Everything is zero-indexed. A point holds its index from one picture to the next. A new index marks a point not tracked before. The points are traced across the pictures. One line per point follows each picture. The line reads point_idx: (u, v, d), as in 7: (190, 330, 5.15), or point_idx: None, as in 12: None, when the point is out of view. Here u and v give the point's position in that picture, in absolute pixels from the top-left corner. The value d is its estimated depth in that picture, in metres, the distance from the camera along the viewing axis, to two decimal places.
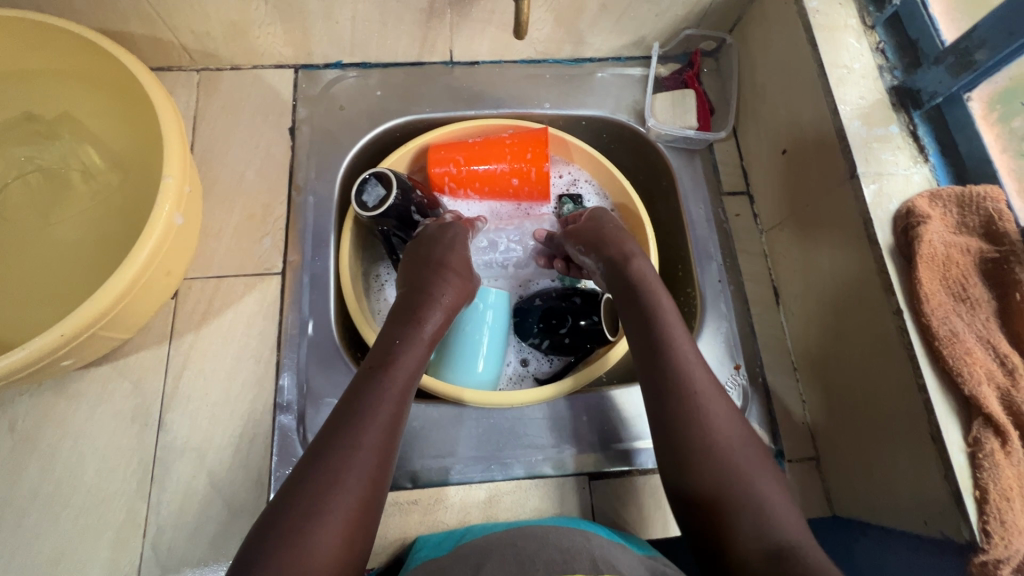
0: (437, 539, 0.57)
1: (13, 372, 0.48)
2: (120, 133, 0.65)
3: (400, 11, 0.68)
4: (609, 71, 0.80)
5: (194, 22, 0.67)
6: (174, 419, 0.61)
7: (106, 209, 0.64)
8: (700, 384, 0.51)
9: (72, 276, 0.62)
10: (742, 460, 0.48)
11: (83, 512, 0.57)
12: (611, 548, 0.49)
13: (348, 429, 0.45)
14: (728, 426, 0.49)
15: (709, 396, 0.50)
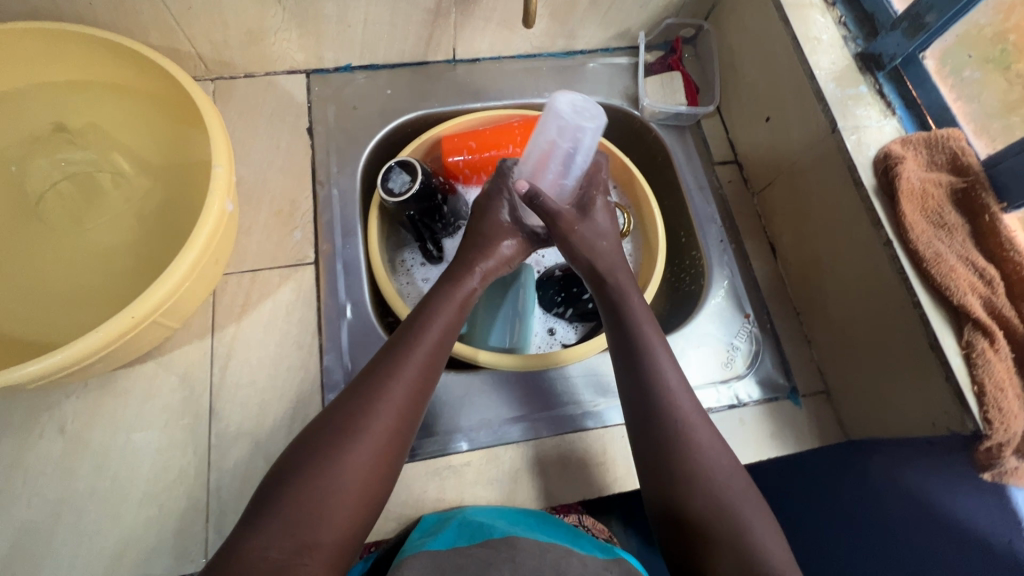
0: (430, 526, 0.57)
1: (83, 358, 0.49)
2: (152, 139, 0.67)
3: (409, 12, 0.74)
4: (599, 61, 0.88)
5: (212, 31, 0.70)
6: (225, 406, 0.62)
7: (138, 212, 0.66)
8: (694, 425, 0.54)
9: (112, 275, 0.63)
10: (723, 490, 0.51)
11: (143, 503, 0.58)
12: (606, 569, 0.53)
13: (343, 425, 0.50)
14: (721, 461, 0.53)
15: (697, 424, 0.55)
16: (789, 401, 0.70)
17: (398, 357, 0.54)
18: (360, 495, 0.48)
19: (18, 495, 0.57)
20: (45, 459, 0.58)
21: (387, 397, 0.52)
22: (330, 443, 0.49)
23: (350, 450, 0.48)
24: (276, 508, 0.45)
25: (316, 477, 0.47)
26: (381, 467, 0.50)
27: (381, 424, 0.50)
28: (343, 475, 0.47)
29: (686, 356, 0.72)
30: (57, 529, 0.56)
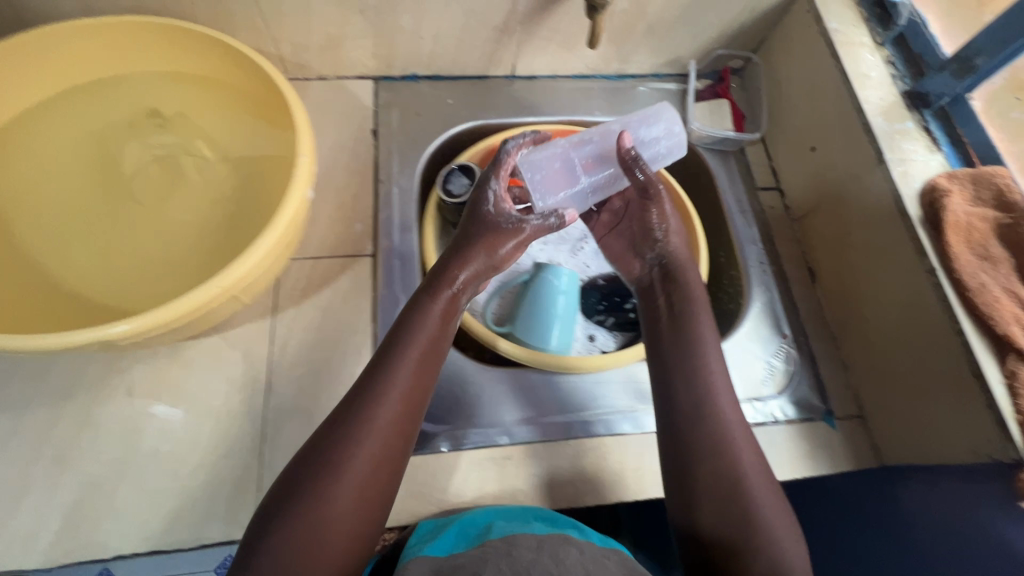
0: (436, 523, 0.58)
1: (168, 324, 0.53)
2: (235, 131, 0.72)
3: (478, 28, 0.79)
4: (649, 86, 0.92)
5: (295, 35, 0.76)
6: (282, 383, 0.65)
7: (215, 196, 0.70)
8: (739, 438, 0.56)
9: (188, 252, 0.67)
10: (761, 511, 0.53)
11: (200, 469, 0.60)
12: (603, 561, 0.52)
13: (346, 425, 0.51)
14: (758, 482, 0.55)
15: (740, 441, 0.57)
16: (824, 423, 0.71)
17: (394, 357, 0.55)
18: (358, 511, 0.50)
19: (85, 450, 0.60)
20: (113, 419, 0.61)
21: (372, 414, 0.52)
22: (321, 461, 0.50)
23: (335, 471, 0.49)
24: (279, 529, 0.47)
25: (320, 477, 0.49)
26: (378, 485, 0.51)
27: (366, 440, 0.51)
28: (338, 491, 0.49)
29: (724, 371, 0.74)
30: (119, 486, 0.59)
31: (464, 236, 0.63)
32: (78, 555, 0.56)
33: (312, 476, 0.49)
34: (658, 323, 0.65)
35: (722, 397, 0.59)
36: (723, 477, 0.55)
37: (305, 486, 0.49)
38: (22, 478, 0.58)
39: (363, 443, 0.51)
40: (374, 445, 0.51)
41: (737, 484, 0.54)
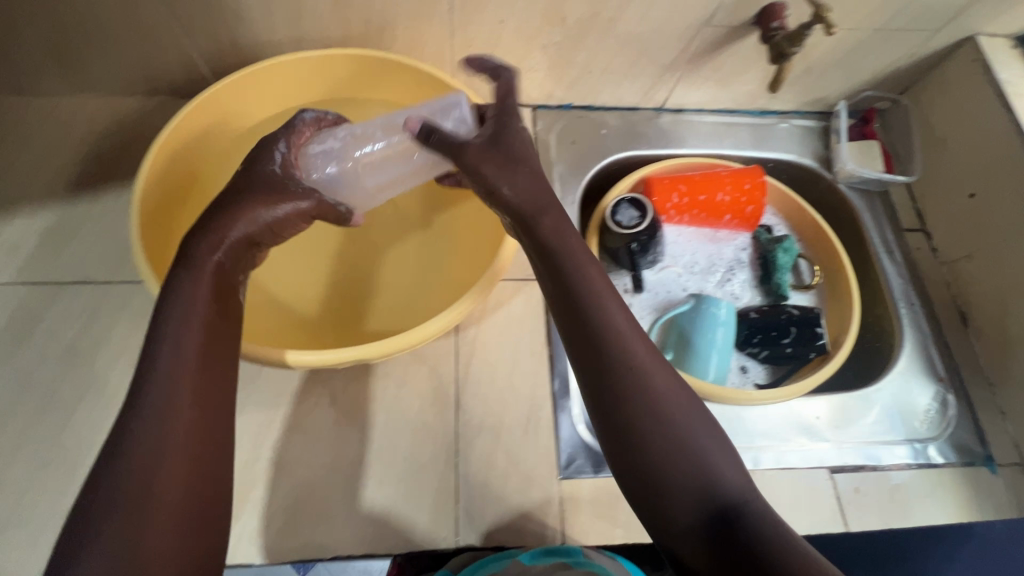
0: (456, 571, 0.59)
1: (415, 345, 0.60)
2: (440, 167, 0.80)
3: (646, 66, 0.82)
4: (791, 122, 0.94)
5: (476, 66, 0.80)
6: (470, 400, 0.69)
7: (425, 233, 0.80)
8: (651, 367, 0.48)
9: (393, 284, 0.79)
10: (694, 450, 0.45)
11: (402, 478, 0.65)
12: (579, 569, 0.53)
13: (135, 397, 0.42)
14: (711, 443, 0.46)
15: (647, 368, 0.48)
16: (985, 468, 0.72)
17: (178, 323, 0.46)
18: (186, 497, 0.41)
19: (299, 455, 0.65)
20: (320, 426, 0.66)
21: (138, 390, 0.43)
22: (135, 435, 0.41)
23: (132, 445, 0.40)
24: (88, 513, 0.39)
25: (138, 460, 0.40)
26: (195, 485, 0.42)
27: (153, 425, 0.41)
28: (154, 474, 0.40)
29: (882, 411, 0.75)
30: (331, 490, 0.63)
31: (235, 190, 0.56)
32: (303, 550, 0.61)
33: (123, 458, 0.40)
34: (543, 287, 0.54)
35: (621, 325, 0.50)
36: (653, 446, 0.46)
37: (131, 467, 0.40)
38: (245, 478, 0.63)
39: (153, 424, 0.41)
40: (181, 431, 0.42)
41: (683, 438, 0.46)
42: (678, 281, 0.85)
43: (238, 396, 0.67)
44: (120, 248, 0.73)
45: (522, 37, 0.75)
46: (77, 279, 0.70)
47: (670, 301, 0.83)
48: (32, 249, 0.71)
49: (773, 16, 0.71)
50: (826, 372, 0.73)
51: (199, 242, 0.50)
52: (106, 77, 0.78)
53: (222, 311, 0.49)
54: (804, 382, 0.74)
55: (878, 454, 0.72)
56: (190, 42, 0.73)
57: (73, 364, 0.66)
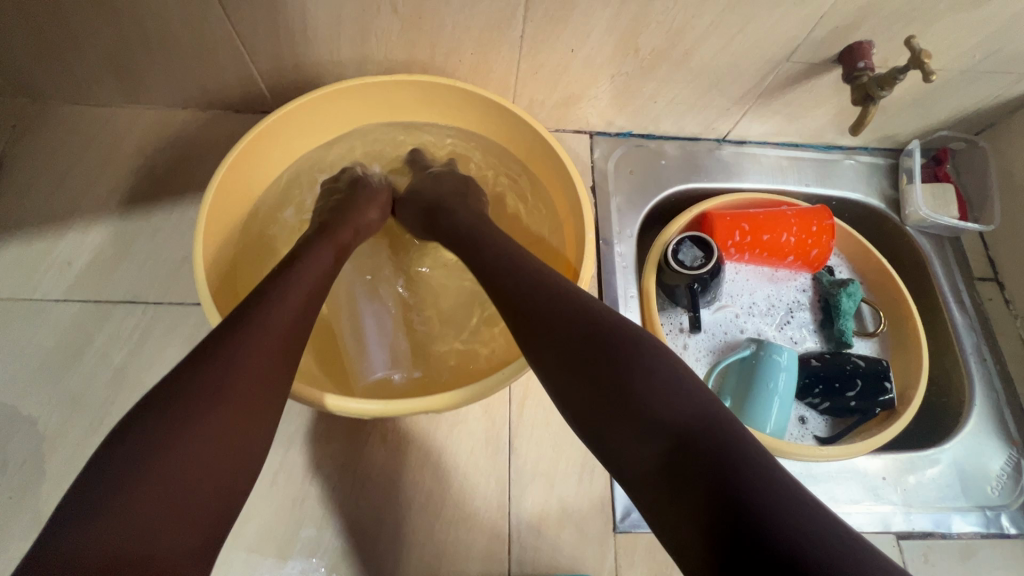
0: None
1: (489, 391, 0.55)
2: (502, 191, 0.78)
3: (714, 98, 0.79)
4: (858, 159, 0.90)
5: (538, 93, 0.78)
6: (523, 444, 0.67)
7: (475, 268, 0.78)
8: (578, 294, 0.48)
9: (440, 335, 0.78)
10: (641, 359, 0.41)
11: (453, 524, 0.63)
12: None
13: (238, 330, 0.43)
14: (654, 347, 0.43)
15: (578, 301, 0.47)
16: None
17: (286, 280, 0.49)
18: (202, 482, 0.36)
19: (348, 495, 0.63)
20: (370, 464, 0.64)
21: (234, 323, 0.43)
22: (217, 363, 0.40)
23: (180, 420, 0.37)
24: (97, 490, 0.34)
25: (225, 384, 0.39)
26: (254, 420, 0.40)
27: (242, 354, 0.41)
28: (235, 396, 0.39)
29: (952, 474, 0.71)
30: (382, 532, 0.62)
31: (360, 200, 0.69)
32: None
33: (208, 380, 0.39)
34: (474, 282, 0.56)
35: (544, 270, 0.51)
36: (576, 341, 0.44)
37: (210, 386, 0.39)
38: (294, 516, 0.62)
39: (244, 356, 0.41)
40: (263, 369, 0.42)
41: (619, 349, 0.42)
42: (736, 324, 0.82)
43: (286, 430, 0.65)
44: (171, 267, 0.71)
45: (591, 66, 0.73)
46: (127, 298, 0.69)
47: (727, 345, 0.80)
48: (84, 265, 0.70)
49: (859, 55, 0.68)
50: (889, 432, 0.69)
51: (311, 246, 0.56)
52: (163, 90, 0.77)
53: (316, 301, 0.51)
54: (869, 441, 0.70)
55: (947, 519, 0.69)
56: (252, 60, 0.72)
57: (121, 389, 0.64)
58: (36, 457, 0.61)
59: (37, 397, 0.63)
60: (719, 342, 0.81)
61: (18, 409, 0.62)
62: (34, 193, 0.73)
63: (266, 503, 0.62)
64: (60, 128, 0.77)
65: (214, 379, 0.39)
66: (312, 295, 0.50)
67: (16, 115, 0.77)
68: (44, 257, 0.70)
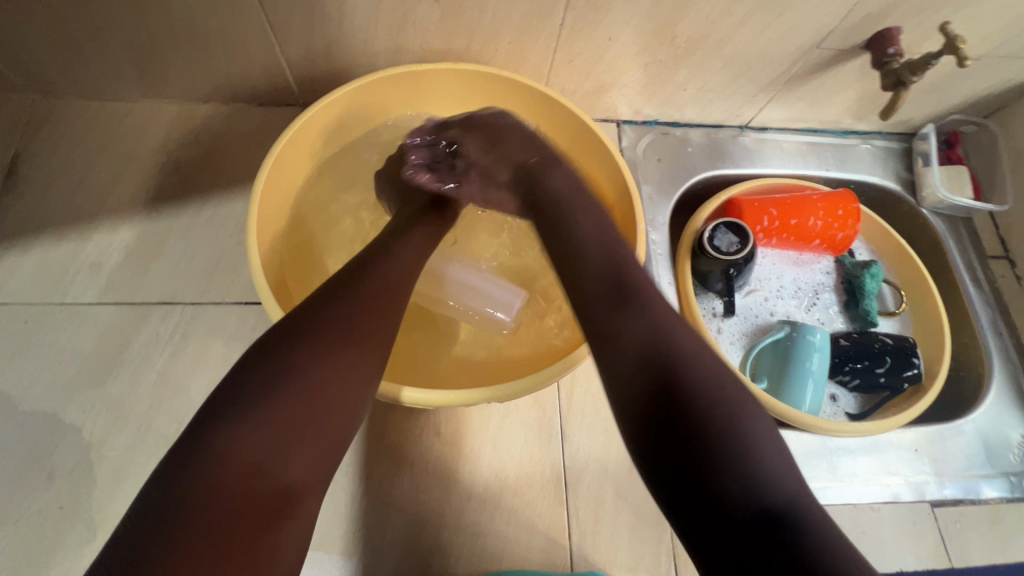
0: None
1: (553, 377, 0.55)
2: None
3: (742, 85, 0.80)
4: (873, 143, 0.93)
5: (570, 82, 0.78)
6: (575, 431, 0.67)
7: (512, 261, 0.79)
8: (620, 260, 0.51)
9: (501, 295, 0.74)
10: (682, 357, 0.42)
11: (512, 513, 0.63)
12: None
13: (346, 292, 0.48)
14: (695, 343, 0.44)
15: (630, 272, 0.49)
16: None
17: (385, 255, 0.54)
18: (316, 419, 0.41)
19: (407, 489, 0.63)
20: (426, 458, 0.65)
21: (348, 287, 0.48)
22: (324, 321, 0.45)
23: (311, 359, 0.42)
24: (251, 404, 0.39)
25: (326, 340, 0.44)
26: (348, 382, 0.44)
27: (347, 315, 0.46)
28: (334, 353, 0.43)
29: (978, 443, 0.75)
30: (443, 524, 0.62)
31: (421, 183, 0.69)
32: None
33: (316, 335, 0.44)
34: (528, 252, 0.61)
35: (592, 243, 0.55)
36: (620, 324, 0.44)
37: (315, 340, 0.43)
38: (354, 512, 0.62)
39: (343, 319, 0.45)
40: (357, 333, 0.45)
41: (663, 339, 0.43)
42: (766, 307, 0.84)
43: None
44: (206, 267, 0.69)
45: (625, 54, 0.73)
46: (164, 299, 0.67)
47: (759, 328, 0.82)
48: (115, 267, 0.68)
49: (889, 42, 0.70)
50: (921, 405, 0.72)
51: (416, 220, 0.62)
52: (184, 83, 0.74)
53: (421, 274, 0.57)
54: (902, 415, 0.73)
55: (976, 486, 0.72)
56: (282, 51, 0.70)
57: (166, 393, 0.63)
58: (84, 465, 0.59)
59: (80, 404, 0.61)
60: (751, 325, 0.83)
61: (61, 417, 0.61)
62: (54, 193, 0.70)
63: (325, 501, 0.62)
64: (77, 125, 0.74)
65: (320, 333, 0.44)
66: (409, 269, 0.55)
67: (27, 112, 0.74)
68: (71, 260, 0.68)
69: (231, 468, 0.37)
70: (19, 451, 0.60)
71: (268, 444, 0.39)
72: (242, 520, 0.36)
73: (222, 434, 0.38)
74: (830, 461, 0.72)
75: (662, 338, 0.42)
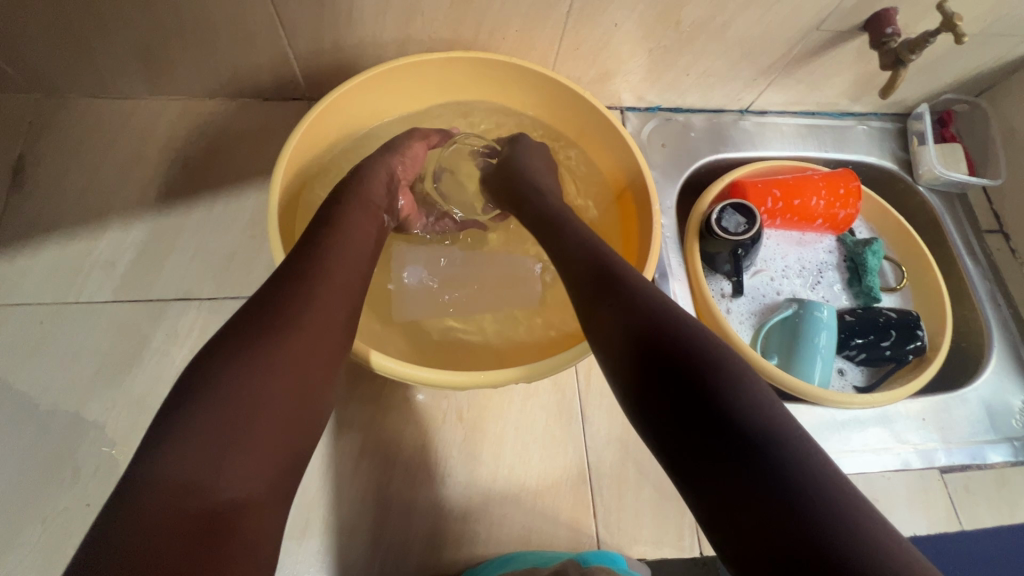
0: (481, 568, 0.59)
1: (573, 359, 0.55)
2: None
3: (743, 69, 0.82)
4: (869, 124, 0.95)
5: (576, 69, 0.79)
6: (595, 411, 0.69)
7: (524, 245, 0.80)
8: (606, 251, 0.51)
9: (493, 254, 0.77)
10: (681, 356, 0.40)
11: (537, 496, 0.64)
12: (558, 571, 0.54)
13: (279, 294, 0.44)
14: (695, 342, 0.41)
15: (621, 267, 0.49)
16: None
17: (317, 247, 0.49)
18: (253, 428, 0.37)
19: (433, 475, 0.64)
20: (450, 443, 0.65)
21: (276, 290, 0.45)
22: (250, 330, 0.42)
23: (237, 370, 0.39)
24: (172, 428, 0.36)
25: (253, 348, 0.40)
26: (283, 391, 0.40)
27: (276, 318, 0.43)
28: (264, 360, 0.40)
29: (983, 410, 0.77)
30: (469, 507, 0.63)
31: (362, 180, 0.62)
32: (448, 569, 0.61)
33: (245, 341, 0.41)
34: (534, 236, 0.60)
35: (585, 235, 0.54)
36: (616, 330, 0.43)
37: (241, 349, 0.40)
38: (382, 499, 0.62)
39: (281, 325, 0.42)
40: (293, 338, 0.42)
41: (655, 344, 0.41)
42: (772, 286, 0.86)
43: (362, 415, 0.65)
44: (221, 262, 0.69)
45: (630, 40, 0.74)
46: (180, 296, 0.67)
47: (767, 306, 0.84)
48: (129, 265, 0.67)
49: (886, 22, 0.71)
50: (926, 374, 0.74)
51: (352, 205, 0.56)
52: (190, 80, 0.73)
53: (368, 263, 0.53)
54: (908, 384, 0.75)
55: (983, 451, 0.75)
56: (290, 45, 0.69)
57: None
58: (108, 463, 0.59)
59: (100, 402, 0.61)
60: (758, 304, 0.85)
61: (82, 416, 0.61)
62: (63, 192, 0.70)
63: (352, 489, 0.62)
64: (82, 124, 0.73)
65: (247, 343, 0.41)
66: (353, 258, 0.51)
67: (32, 111, 0.73)
68: (83, 259, 0.67)
69: (163, 490, 0.34)
70: (41, 451, 0.59)
71: (204, 458, 0.35)
72: (179, 541, 0.32)
73: (152, 460, 0.35)
74: (842, 431, 0.74)
75: (654, 344, 0.41)
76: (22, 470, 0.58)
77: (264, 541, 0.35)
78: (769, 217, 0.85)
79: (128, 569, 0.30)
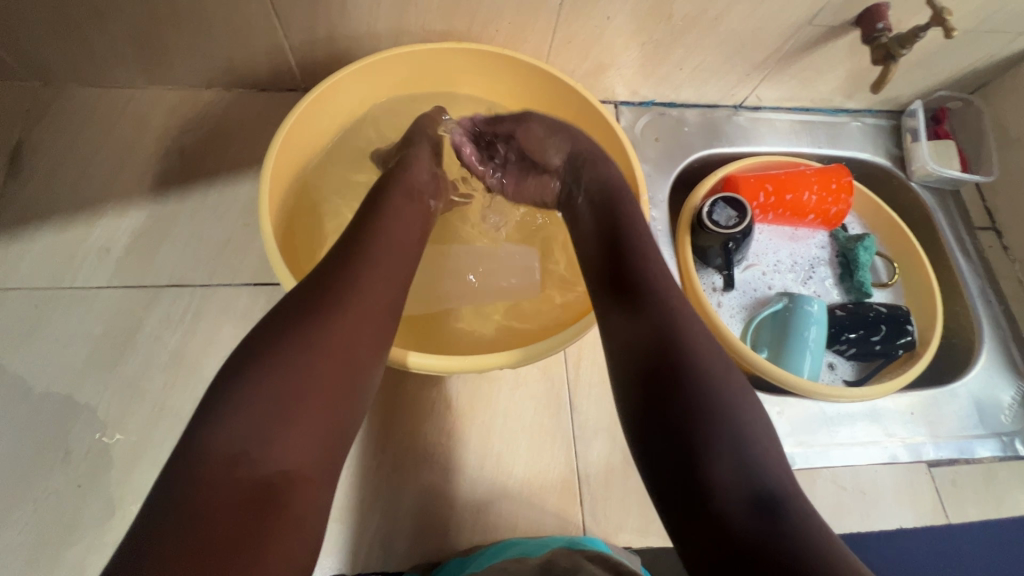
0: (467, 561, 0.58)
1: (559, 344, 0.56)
2: None
3: (736, 64, 0.82)
4: (864, 121, 0.95)
5: (569, 62, 0.79)
6: (583, 401, 0.69)
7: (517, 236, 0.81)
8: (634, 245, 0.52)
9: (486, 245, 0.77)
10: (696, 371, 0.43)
11: (524, 483, 0.65)
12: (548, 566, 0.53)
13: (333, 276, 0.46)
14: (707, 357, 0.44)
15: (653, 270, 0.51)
16: None
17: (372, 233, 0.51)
18: (306, 407, 0.39)
19: (421, 461, 0.64)
20: (439, 430, 0.66)
21: (331, 271, 0.46)
22: (304, 309, 0.43)
23: (292, 347, 0.40)
24: (229, 398, 0.38)
25: (310, 327, 0.42)
26: (334, 373, 0.41)
27: (337, 299, 0.44)
28: (320, 339, 0.41)
29: (971, 405, 0.77)
30: (457, 493, 0.64)
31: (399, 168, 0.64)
32: (435, 553, 0.61)
33: (302, 320, 0.42)
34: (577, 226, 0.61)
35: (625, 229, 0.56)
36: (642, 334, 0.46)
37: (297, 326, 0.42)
38: (370, 484, 0.63)
39: (338, 306, 0.44)
40: (348, 322, 0.43)
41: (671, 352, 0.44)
42: (763, 280, 0.86)
43: None
44: (214, 249, 0.70)
45: (622, 33, 0.74)
46: (174, 282, 0.67)
47: (758, 300, 0.84)
48: (123, 251, 0.68)
49: (877, 17, 0.72)
50: (914, 369, 0.74)
51: (393, 192, 0.58)
52: (186, 69, 0.74)
53: (414, 247, 0.55)
54: (896, 378, 0.75)
55: (971, 446, 0.75)
56: (285, 35, 0.70)
57: (180, 372, 0.63)
58: (99, 446, 0.60)
59: (93, 386, 0.62)
60: (749, 298, 0.85)
61: (74, 398, 0.61)
62: (59, 179, 0.71)
63: (340, 474, 0.63)
64: (79, 112, 0.74)
65: (302, 321, 0.42)
66: (405, 246, 0.53)
67: (30, 99, 0.74)
68: (78, 245, 0.68)
69: (216, 460, 0.35)
70: (35, 433, 0.60)
71: (253, 431, 0.37)
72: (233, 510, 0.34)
73: (210, 427, 0.36)
74: (831, 424, 0.74)
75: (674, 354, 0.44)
76: (15, 451, 0.59)
77: (308, 516, 0.37)
78: (760, 212, 0.86)
79: (181, 535, 0.32)
